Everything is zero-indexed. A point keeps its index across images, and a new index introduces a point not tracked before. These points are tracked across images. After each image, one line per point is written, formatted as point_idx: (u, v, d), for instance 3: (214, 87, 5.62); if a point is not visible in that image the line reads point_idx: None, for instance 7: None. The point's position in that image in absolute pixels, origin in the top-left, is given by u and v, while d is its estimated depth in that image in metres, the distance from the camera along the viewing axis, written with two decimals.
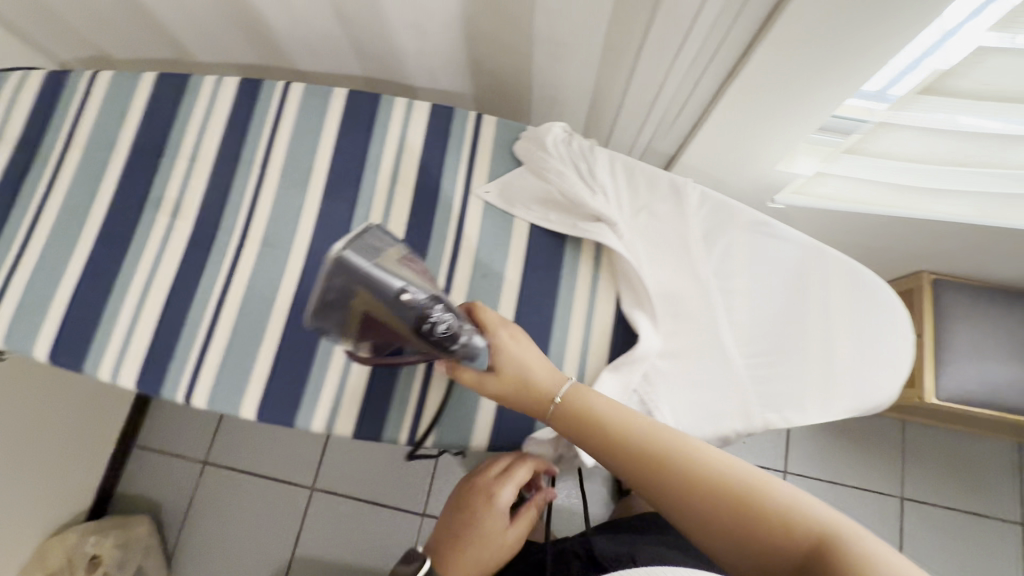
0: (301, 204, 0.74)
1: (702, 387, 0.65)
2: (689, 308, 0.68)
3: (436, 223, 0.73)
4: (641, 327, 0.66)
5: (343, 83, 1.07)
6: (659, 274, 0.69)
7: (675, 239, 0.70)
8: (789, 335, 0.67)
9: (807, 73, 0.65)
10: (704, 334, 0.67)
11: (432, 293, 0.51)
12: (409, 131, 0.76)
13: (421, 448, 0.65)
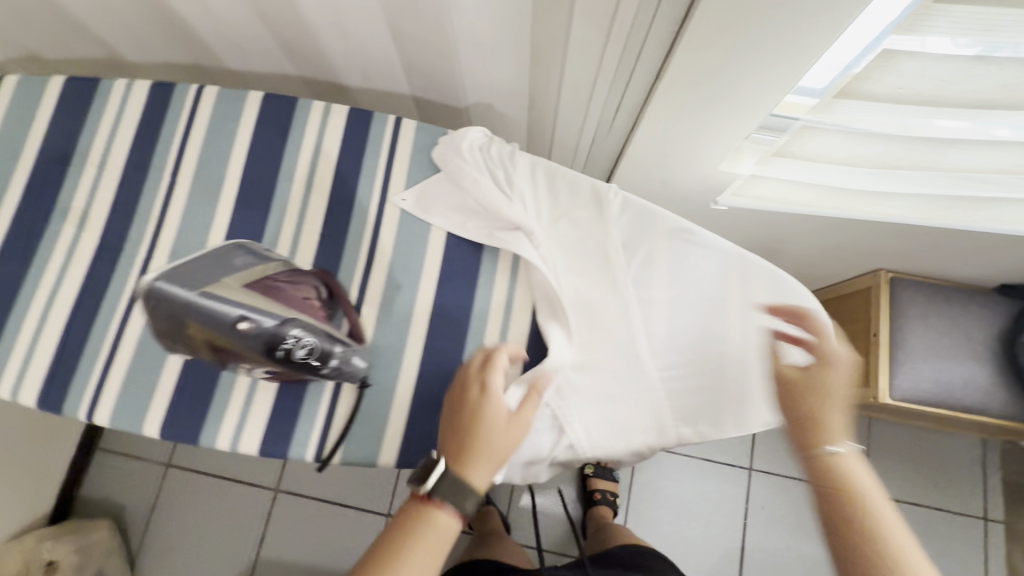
0: (212, 213, 0.72)
1: (615, 402, 0.65)
2: (605, 321, 0.67)
3: (351, 232, 0.71)
4: (554, 341, 0.65)
5: (280, 83, 1.04)
6: (576, 285, 0.68)
7: (596, 248, 0.69)
8: (706, 347, 0.67)
9: (729, 71, 0.63)
10: (620, 347, 0.66)
11: (281, 317, 0.53)
12: (325, 136, 0.74)
13: (329, 464, 0.64)
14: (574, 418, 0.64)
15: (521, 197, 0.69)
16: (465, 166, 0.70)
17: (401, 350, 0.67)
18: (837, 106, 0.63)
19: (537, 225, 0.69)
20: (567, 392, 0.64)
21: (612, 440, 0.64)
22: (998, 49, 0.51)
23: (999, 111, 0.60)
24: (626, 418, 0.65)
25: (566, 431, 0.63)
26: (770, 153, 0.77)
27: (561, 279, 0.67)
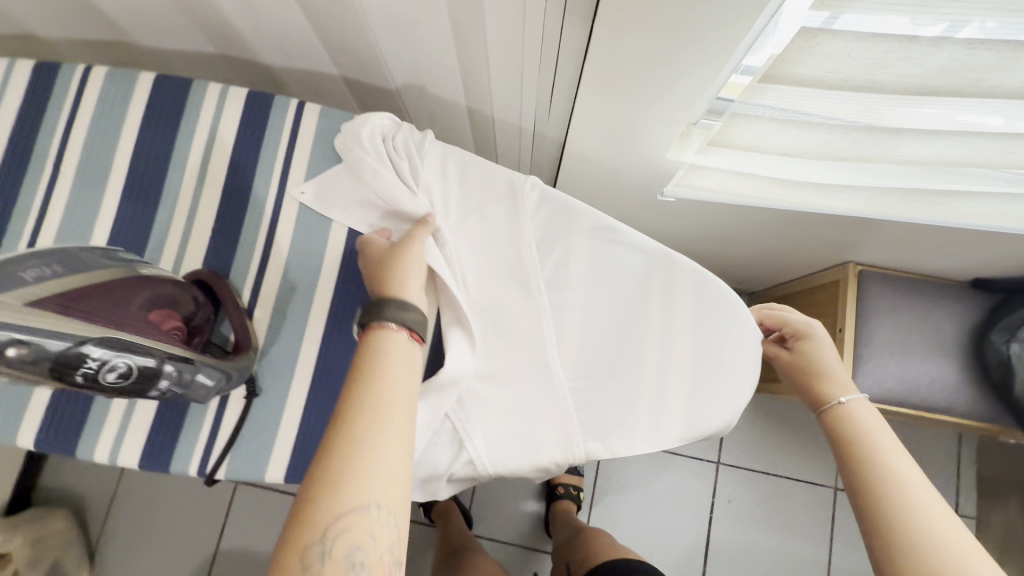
0: (97, 207, 0.66)
1: (522, 414, 0.61)
2: (516, 328, 0.62)
3: (245, 230, 0.66)
4: (454, 348, 0.60)
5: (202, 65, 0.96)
6: (486, 289, 0.63)
7: (508, 248, 0.63)
8: (622, 354, 0.63)
9: (650, 51, 0.56)
10: (528, 355, 0.62)
11: (76, 336, 0.37)
12: (220, 123, 0.68)
13: (215, 479, 0.60)
14: (474, 430, 0.60)
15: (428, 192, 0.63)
16: (365, 158, 0.63)
17: (294, 357, 0.62)
18: (766, 91, 0.58)
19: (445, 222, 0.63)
20: (469, 406, 0.61)
21: (516, 457, 0.61)
22: (961, 27, 0.46)
23: (939, 97, 0.54)
24: (533, 433, 0.61)
25: (466, 445, 0.60)
26: (707, 142, 0.71)
27: (469, 284, 0.62)
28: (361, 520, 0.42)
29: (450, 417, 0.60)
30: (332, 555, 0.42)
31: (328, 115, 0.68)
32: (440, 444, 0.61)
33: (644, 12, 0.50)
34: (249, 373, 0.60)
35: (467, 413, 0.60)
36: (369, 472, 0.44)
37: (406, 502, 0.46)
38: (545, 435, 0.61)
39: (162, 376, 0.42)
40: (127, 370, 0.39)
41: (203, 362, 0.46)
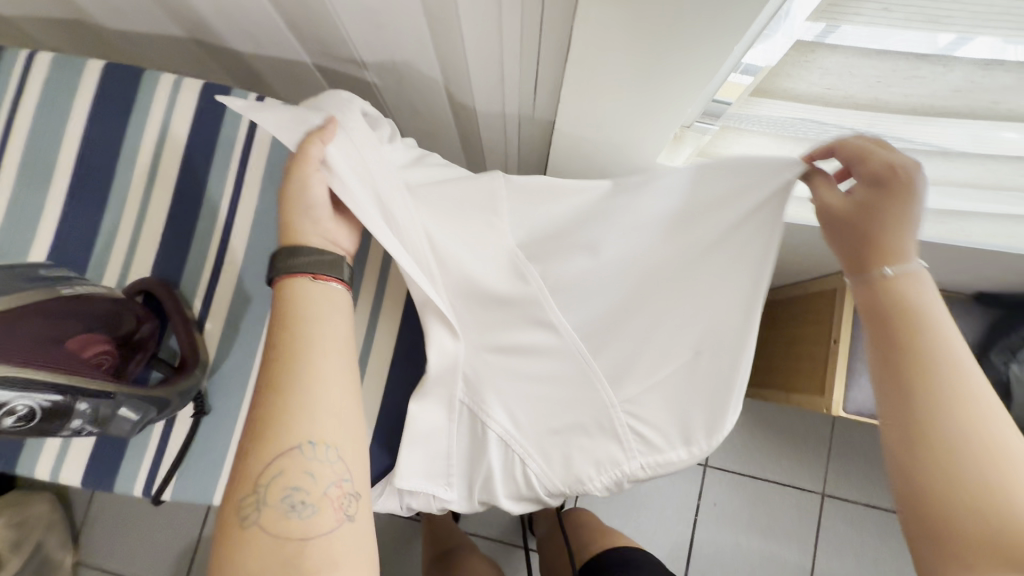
0: (41, 207, 0.62)
1: (543, 404, 0.60)
2: (511, 298, 0.57)
3: (198, 235, 0.62)
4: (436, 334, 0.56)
5: (169, 62, 0.89)
6: (474, 276, 0.56)
7: (482, 224, 0.55)
8: (658, 338, 0.56)
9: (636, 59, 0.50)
10: (540, 336, 0.58)
11: None
12: (173, 118, 0.63)
13: (162, 499, 0.57)
14: (489, 410, 0.60)
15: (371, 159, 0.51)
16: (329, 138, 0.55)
17: (248, 374, 0.59)
18: (759, 105, 0.53)
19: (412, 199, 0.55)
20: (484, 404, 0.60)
21: (541, 433, 0.61)
22: (963, 43, 0.40)
23: (950, 118, 0.49)
24: (566, 423, 0.60)
25: (487, 424, 0.61)
26: (697, 151, 0.66)
27: (457, 272, 0.56)
28: (295, 460, 0.41)
29: (464, 404, 0.61)
30: (271, 501, 0.41)
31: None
32: (475, 446, 0.62)
33: (624, 21, 0.44)
34: (197, 393, 0.56)
35: (485, 409, 0.60)
36: (304, 413, 0.42)
37: (352, 442, 0.44)
38: (579, 424, 0.60)
39: (76, 415, 0.39)
40: (31, 411, 0.36)
41: (127, 394, 0.43)
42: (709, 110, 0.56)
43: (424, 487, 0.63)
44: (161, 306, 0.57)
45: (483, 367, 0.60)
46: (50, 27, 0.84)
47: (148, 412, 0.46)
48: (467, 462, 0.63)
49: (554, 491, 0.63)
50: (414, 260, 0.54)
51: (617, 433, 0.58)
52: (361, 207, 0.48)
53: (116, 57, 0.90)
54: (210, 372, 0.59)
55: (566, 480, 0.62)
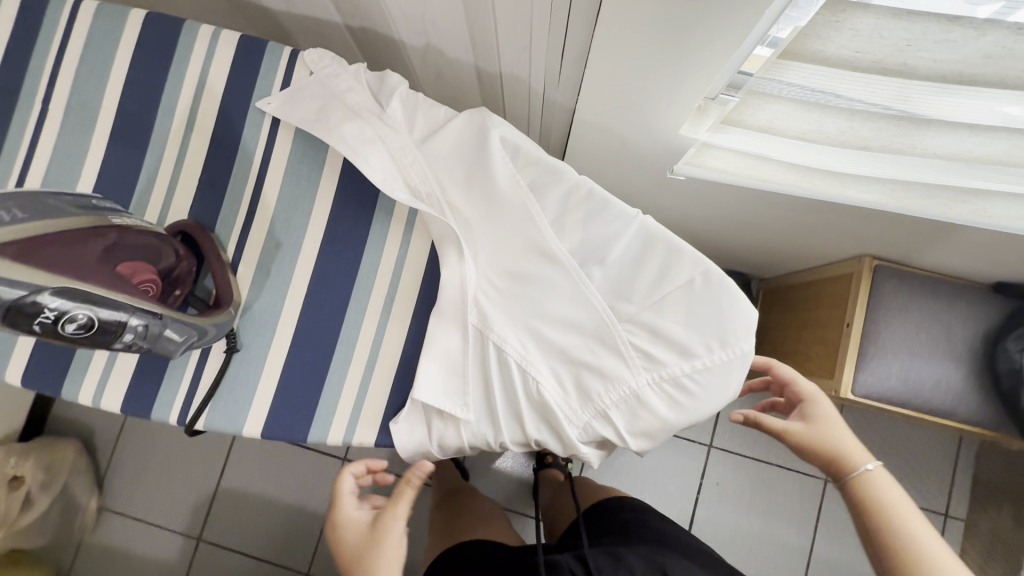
0: (84, 151, 0.65)
1: (554, 327, 0.59)
2: (514, 226, 0.59)
3: (233, 181, 0.64)
4: (449, 264, 0.61)
5: (204, 14, 0.91)
6: (477, 209, 0.60)
7: (481, 163, 0.60)
8: (658, 268, 0.58)
9: (670, 21, 0.51)
10: (544, 263, 0.58)
11: (38, 285, 0.37)
12: (210, 68, 0.65)
13: (195, 428, 0.61)
14: (503, 335, 0.59)
15: (384, 124, 0.62)
16: (353, 106, 0.63)
17: (277, 316, 0.62)
18: (786, 68, 0.52)
19: (419, 150, 0.62)
20: (494, 329, 0.59)
21: (555, 358, 0.59)
22: (1012, 11, 0.40)
23: (979, 86, 0.49)
24: (576, 346, 0.58)
25: (504, 349, 0.59)
26: (722, 119, 0.66)
27: (465, 209, 0.61)
28: None
29: (480, 333, 0.60)
30: None
31: (328, 70, 0.64)
32: (490, 371, 0.60)
33: None
34: (231, 328, 0.59)
35: (495, 332, 0.59)
36: None
37: None
38: (590, 348, 0.58)
39: (129, 329, 0.42)
40: (88, 321, 0.40)
41: (173, 319, 0.45)
42: (733, 82, 0.57)
43: (449, 409, 0.60)
44: (198, 246, 0.60)
45: (497, 293, 0.60)
46: None
47: (194, 339, 0.48)
48: (486, 389, 0.60)
49: (575, 424, 0.60)
50: (424, 202, 0.61)
51: (620, 351, 0.58)
52: (382, 170, 0.61)
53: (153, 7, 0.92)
54: (242, 311, 0.62)
55: (585, 406, 0.59)
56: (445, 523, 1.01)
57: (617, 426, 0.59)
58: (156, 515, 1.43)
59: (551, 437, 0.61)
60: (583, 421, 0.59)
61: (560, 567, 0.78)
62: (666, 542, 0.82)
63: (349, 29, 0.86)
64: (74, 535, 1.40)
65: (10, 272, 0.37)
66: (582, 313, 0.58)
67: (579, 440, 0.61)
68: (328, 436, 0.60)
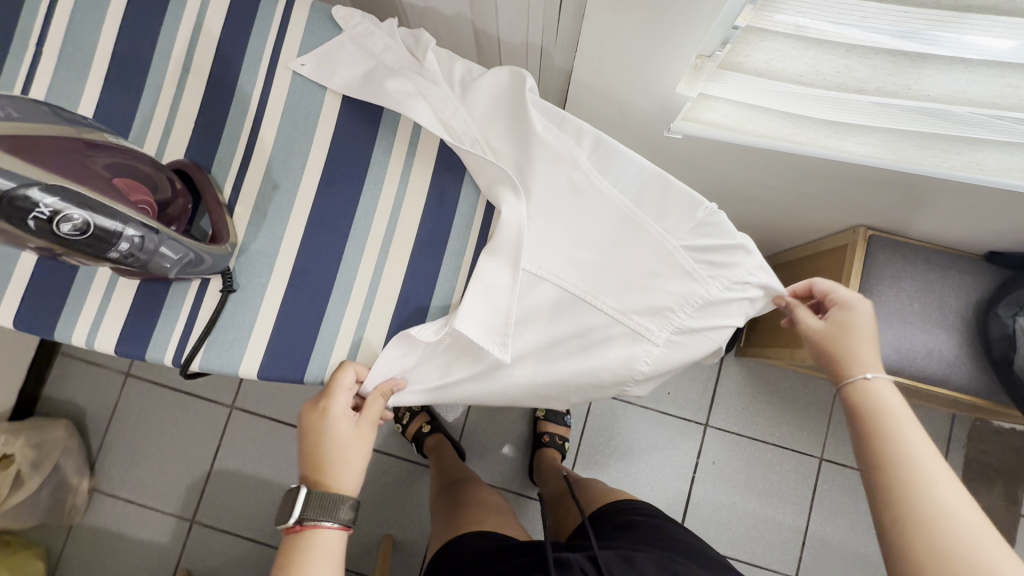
0: (80, 93, 0.64)
1: (611, 256, 0.60)
2: (559, 165, 0.60)
3: (230, 122, 0.64)
4: (505, 203, 0.59)
5: None
6: (525, 154, 0.62)
7: (518, 113, 0.62)
8: (686, 199, 0.59)
9: None
10: (593, 198, 0.60)
11: (34, 182, 0.38)
12: (208, 11, 0.64)
13: (190, 369, 0.60)
14: (556, 273, 0.60)
15: (424, 77, 0.63)
16: (391, 67, 0.64)
17: (274, 257, 0.61)
18: (783, 3, 0.53)
19: (460, 103, 0.63)
20: (551, 271, 0.60)
21: (615, 290, 0.60)
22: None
23: (966, 15, 0.50)
24: (638, 270, 0.60)
25: (560, 285, 0.60)
26: (718, 67, 0.66)
27: (511, 157, 0.62)
28: None
29: (535, 274, 0.60)
30: None
31: (359, 29, 0.65)
32: (545, 316, 0.61)
33: None
34: (226, 267, 0.59)
35: (552, 271, 0.60)
36: None
37: None
38: (652, 274, 0.59)
39: (123, 239, 0.43)
40: (84, 224, 0.40)
41: (169, 236, 0.46)
42: (723, 38, 0.59)
43: (482, 344, 0.58)
44: (196, 186, 0.60)
45: (550, 234, 0.61)
46: None
47: (187, 263, 0.48)
48: (528, 323, 0.61)
49: (652, 346, 0.59)
50: (472, 149, 0.61)
51: (685, 270, 0.59)
52: (426, 117, 0.61)
53: None
54: (238, 252, 0.61)
55: (659, 325, 0.59)
56: (447, 519, 0.98)
57: (695, 344, 0.60)
58: (150, 496, 1.41)
59: (613, 368, 0.60)
60: (663, 339, 0.59)
61: (570, 565, 0.72)
62: (677, 552, 0.79)
63: None
64: (63, 519, 1.36)
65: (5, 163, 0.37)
66: (644, 243, 0.60)
67: (662, 367, 0.60)
68: (325, 375, 0.60)
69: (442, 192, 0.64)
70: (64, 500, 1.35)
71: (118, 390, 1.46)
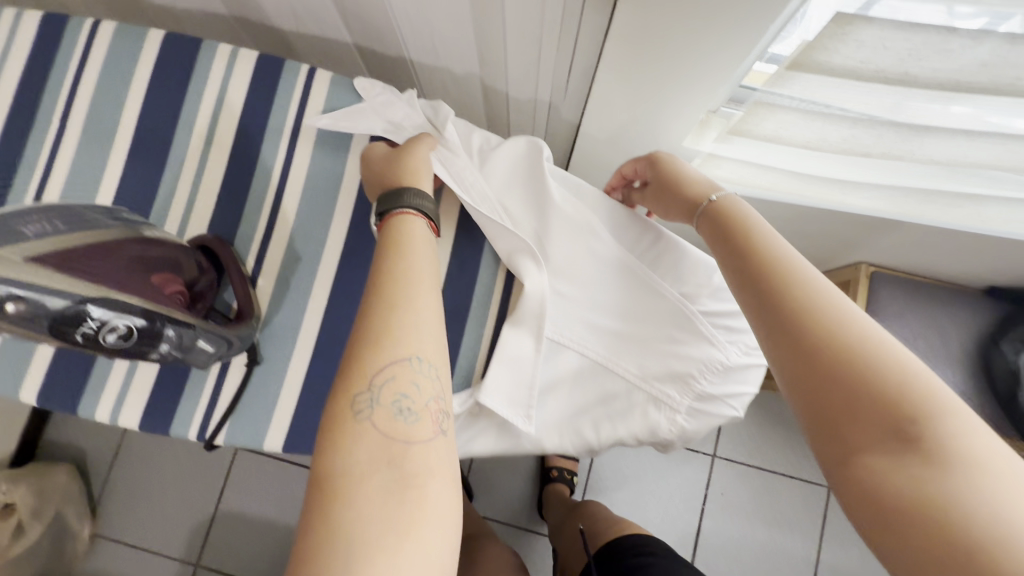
0: (101, 168, 0.65)
1: (632, 324, 0.62)
2: (576, 234, 0.62)
3: (252, 195, 0.65)
4: (524, 273, 0.60)
5: (216, 31, 0.89)
6: (544, 224, 0.63)
7: (535, 182, 0.63)
8: (699, 267, 0.61)
9: (668, 58, 0.56)
10: (608, 265, 0.62)
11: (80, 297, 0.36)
12: (229, 85, 0.66)
13: (215, 444, 0.61)
14: (576, 341, 0.61)
15: (443, 146, 0.64)
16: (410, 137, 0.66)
17: (297, 329, 0.62)
18: (791, 80, 0.54)
19: (479, 171, 0.64)
20: (572, 340, 0.61)
21: (634, 359, 0.61)
22: (1005, 20, 0.43)
23: (968, 95, 0.52)
24: (658, 338, 0.61)
25: (581, 354, 0.61)
26: (727, 130, 0.68)
27: (529, 223, 0.64)
28: None
29: (556, 343, 0.61)
30: None
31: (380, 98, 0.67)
32: (569, 382, 0.62)
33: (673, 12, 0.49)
34: (252, 342, 0.59)
35: (572, 340, 0.61)
36: None
37: None
38: (672, 340, 0.61)
39: (164, 339, 0.42)
40: (128, 330, 0.39)
41: (205, 329, 0.46)
42: (735, 95, 0.61)
43: (507, 417, 0.59)
44: (219, 260, 0.60)
45: (569, 303, 0.62)
46: None
47: (223, 349, 0.49)
48: (549, 396, 0.61)
49: (673, 415, 0.61)
50: (493, 217, 0.62)
51: (704, 334, 0.60)
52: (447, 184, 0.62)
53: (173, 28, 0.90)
54: (262, 325, 0.62)
55: (681, 392, 0.60)
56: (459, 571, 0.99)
57: (717, 412, 0.62)
58: (153, 540, 1.38)
59: (637, 435, 0.62)
60: (683, 407, 0.61)
61: None
62: None
63: (360, 48, 0.86)
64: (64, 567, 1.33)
65: (52, 282, 0.35)
66: (665, 309, 0.61)
67: (682, 433, 0.62)
68: None
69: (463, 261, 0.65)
70: (65, 549, 1.32)
71: (121, 432, 1.44)
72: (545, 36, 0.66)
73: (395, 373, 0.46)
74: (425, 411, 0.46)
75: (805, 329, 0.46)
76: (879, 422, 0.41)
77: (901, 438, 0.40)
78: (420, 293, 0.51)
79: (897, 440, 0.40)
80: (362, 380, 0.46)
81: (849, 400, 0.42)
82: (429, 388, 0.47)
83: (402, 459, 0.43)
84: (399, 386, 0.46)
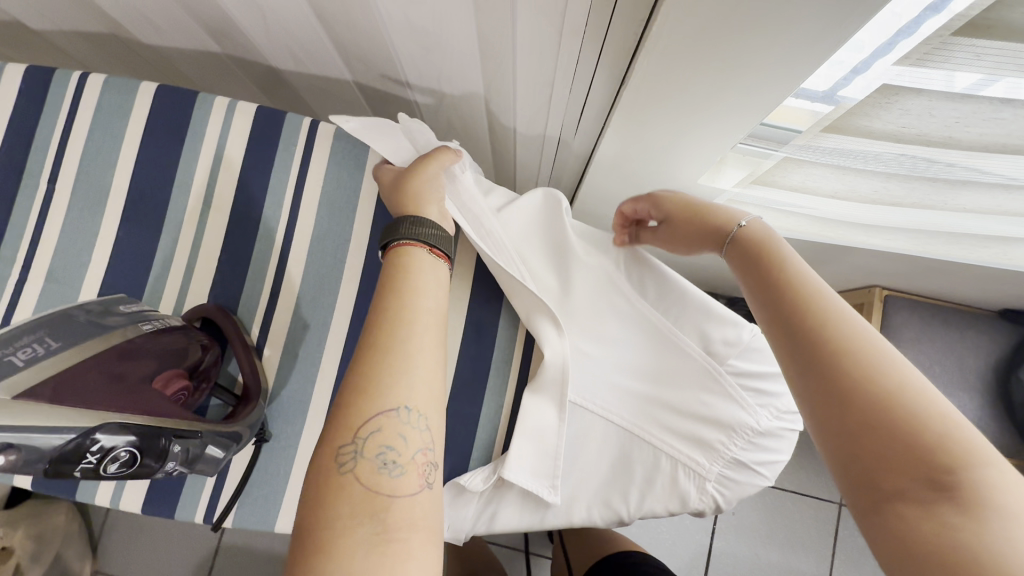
0: (95, 234, 0.61)
1: (658, 385, 0.59)
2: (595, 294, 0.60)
3: (254, 259, 0.61)
4: (543, 334, 0.57)
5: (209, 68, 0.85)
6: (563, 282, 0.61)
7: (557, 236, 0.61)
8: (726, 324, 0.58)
9: (688, 111, 0.52)
10: (630, 322, 0.59)
11: (77, 432, 0.35)
12: (228, 141, 0.62)
13: (222, 527, 0.58)
14: (597, 399, 0.59)
15: (457, 193, 0.59)
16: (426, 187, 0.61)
17: (306, 403, 0.59)
18: (825, 139, 0.52)
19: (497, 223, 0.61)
20: (592, 400, 0.58)
21: (661, 422, 0.58)
22: (986, 84, 0.40)
23: (1013, 156, 0.49)
24: (685, 401, 0.58)
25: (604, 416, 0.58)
26: (751, 179, 0.66)
27: (549, 278, 0.62)
28: None
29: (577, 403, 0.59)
30: None
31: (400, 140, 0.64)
32: (592, 454, 0.59)
33: (698, 74, 0.46)
34: (261, 421, 0.56)
35: (593, 401, 0.59)
36: None
37: None
38: (700, 403, 0.58)
39: (170, 454, 0.41)
40: (132, 454, 0.38)
41: (211, 434, 0.45)
42: (775, 137, 0.54)
43: (530, 489, 0.56)
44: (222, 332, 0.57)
45: (590, 359, 0.60)
46: (100, 33, 0.78)
47: (231, 449, 0.48)
48: (574, 463, 0.59)
49: (703, 482, 0.58)
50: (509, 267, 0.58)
51: (733, 397, 0.57)
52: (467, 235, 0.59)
53: (163, 66, 0.86)
54: (268, 400, 0.59)
55: (710, 458, 0.58)
56: None
57: (749, 477, 0.59)
58: None
59: (669, 503, 0.59)
60: (713, 474, 0.58)
61: None
62: None
63: (361, 86, 0.82)
64: None
65: (63, 419, 0.35)
66: (695, 370, 0.58)
67: (712, 499, 0.59)
68: None
69: (479, 325, 0.62)
70: None
71: None
72: (557, 84, 0.63)
73: (380, 424, 0.40)
74: (411, 465, 0.41)
75: (832, 353, 0.40)
76: (911, 469, 0.34)
77: (939, 489, 0.33)
78: (417, 336, 0.44)
79: (932, 486, 0.33)
80: (347, 430, 0.40)
81: (889, 443, 0.35)
82: (420, 441, 0.41)
83: (384, 514, 0.38)
84: (385, 439, 0.40)
